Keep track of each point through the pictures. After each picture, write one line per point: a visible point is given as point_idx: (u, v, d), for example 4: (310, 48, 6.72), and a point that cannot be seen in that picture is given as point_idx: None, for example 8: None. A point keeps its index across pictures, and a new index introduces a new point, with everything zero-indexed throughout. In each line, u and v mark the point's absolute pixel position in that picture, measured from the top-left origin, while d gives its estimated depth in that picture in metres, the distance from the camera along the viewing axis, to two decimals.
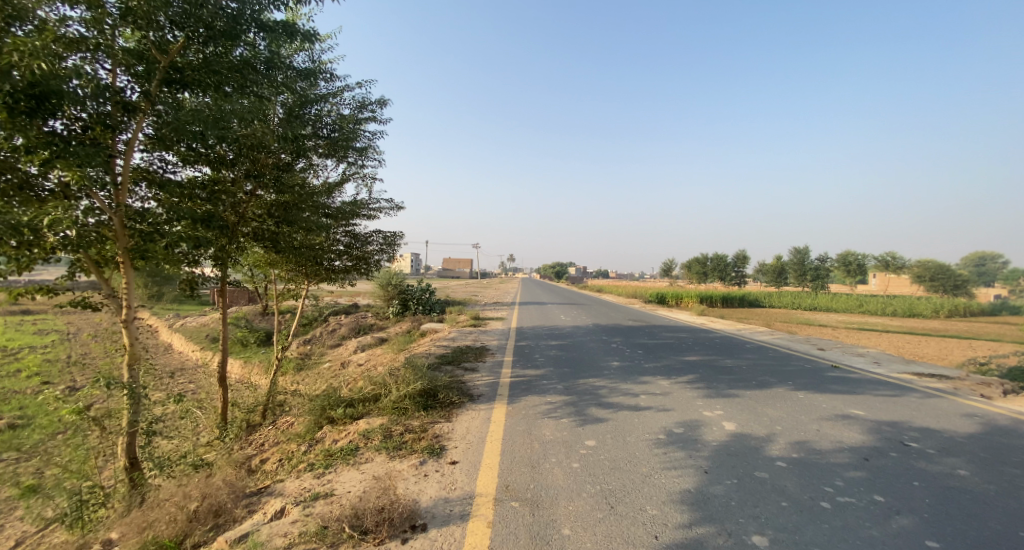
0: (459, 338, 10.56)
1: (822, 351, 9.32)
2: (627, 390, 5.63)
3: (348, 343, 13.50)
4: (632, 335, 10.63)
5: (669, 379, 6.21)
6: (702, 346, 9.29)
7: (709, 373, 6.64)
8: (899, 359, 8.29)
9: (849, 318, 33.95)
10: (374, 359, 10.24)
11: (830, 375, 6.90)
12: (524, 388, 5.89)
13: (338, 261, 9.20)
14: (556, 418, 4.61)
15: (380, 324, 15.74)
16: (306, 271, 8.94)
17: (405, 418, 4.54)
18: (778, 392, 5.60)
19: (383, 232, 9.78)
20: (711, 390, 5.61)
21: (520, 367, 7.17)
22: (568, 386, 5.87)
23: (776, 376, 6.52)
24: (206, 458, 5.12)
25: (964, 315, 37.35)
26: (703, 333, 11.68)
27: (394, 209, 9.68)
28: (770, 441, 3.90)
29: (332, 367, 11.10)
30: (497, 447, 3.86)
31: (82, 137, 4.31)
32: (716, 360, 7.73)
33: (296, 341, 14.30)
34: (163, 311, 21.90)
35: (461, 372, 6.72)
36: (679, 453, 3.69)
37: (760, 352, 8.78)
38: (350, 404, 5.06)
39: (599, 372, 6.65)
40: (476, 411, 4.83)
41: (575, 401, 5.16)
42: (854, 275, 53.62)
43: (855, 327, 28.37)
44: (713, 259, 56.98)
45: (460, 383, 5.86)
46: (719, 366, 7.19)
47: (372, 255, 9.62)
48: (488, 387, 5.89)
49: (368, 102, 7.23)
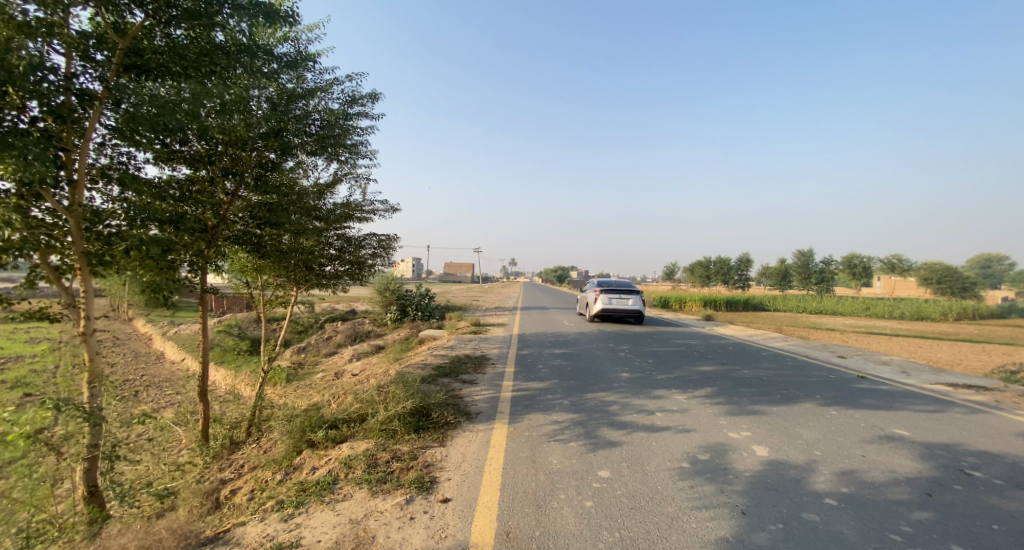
0: (458, 346, 10.06)
1: (842, 360, 8.76)
2: (640, 407, 5.12)
3: (344, 352, 12.99)
4: (640, 343, 10.10)
5: (685, 393, 5.69)
6: (716, 354, 8.76)
7: (728, 385, 6.12)
8: (928, 369, 7.73)
9: (858, 322, 33.29)
10: (369, 369, 9.74)
11: (859, 387, 6.36)
12: (527, 403, 5.39)
13: (329, 266, 8.76)
14: (563, 442, 4.10)
15: (378, 331, 15.22)
16: (296, 277, 8.47)
17: (393, 442, 4.03)
18: (808, 409, 5.06)
19: (378, 235, 9.26)
20: (733, 406, 5.09)
21: (522, 379, 6.66)
22: (575, 402, 5.35)
23: (802, 389, 5.99)
24: (175, 486, 4.62)
25: (974, 318, 36.64)
26: (714, 340, 11.13)
27: (389, 211, 9.22)
28: (812, 472, 3.38)
29: (326, 377, 10.58)
30: (497, 480, 3.35)
31: (32, 129, 3.75)
32: (732, 370, 7.19)
33: (290, 350, 13.81)
34: (159, 319, 21.50)
35: (459, 386, 6.21)
36: (707, 487, 3.17)
37: (778, 361, 8.24)
38: (334, 425, 4.56)
39: (608, 384, 6.14)
40: (473, 433, 4.33)
41: (584, 420, 4.64)
42: (860, 278, 53.00)
43: (864, 331, 27.76)
44: (717, 262, 56.40)
45: (457, 400, 5.35)
46: (737, 377, 6.66)
47: (366, 259, 9.13)
48: (487, 403, 5.38)
49: (359, 96, 6.76)
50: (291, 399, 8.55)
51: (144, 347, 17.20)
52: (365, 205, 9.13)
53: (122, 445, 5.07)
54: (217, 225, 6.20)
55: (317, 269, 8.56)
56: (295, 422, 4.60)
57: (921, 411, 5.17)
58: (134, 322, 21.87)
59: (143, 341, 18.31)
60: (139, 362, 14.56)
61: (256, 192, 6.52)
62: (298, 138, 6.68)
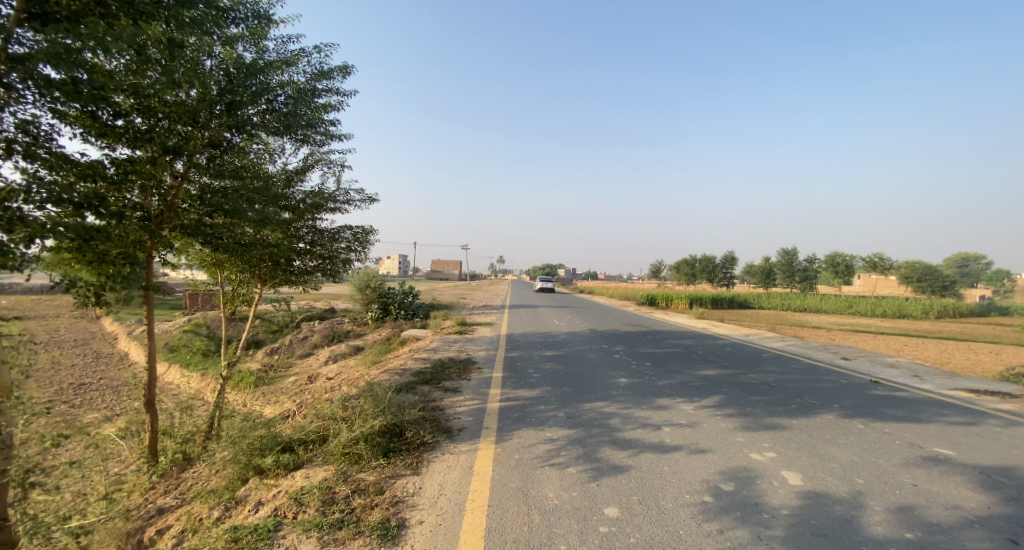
0: (441, 347, 9.39)
1: (847, 362, 8.29)
2: (644, 420, 4.52)
3: (320, 353, 12.24)
4: (635, 343, 9.53)
5: (691, 402, 5.12)
6: (716, 356, 8.23)
7: (737, 392, 5.56)
8: (942, 374, 7.27)
9: (843, 320, 33.32)
10: (345, 373, 9.05)
11: (875, 393, 5.86)
12: (516, 416, 4.76)
13: (298, 260, 8.00)
14: (559, 467, 3.48)
15: (357, 331, 14.47)
16: (261, 273, 7.71)
17: (357, 470, 3.38)
18: (831, 422, 4.51)
19: (354, 228, 8.53)
20: (749, 419, 4.51)
21: (510, 386, 6.03)
22: (571, 415, 4.73)
23: (817, 396, 5.45)
24: (98, 519, 3.91)
25: (953, 316, 37.02)
26: (710, 340, 10.62)
27: (365, 201, 8.52)
28: (862, 509, 2.80)
29: (298, 381, 9.84)
30: (481, 524, 2.71)
31: None
32: (738, 375, 6.64)
33: (263, 351, 12.99)
34: (125, 316, 20.54)
35: (439, 395, 5.55)
36: (741, 531, 2.57)
37: (782, 363, 7.73)
38: (289, 448, 3.87)
39: (605, 393, 5.53)
40: (454, 457, 3.69)
41: (582, 439, 4.02)
42: (842, 276, 53.56)
43: (849, 329, 27.76)
44: (703, 260, 56.42)
45: (436, 412, 4.70)
46: (744, 383, 6.11)
47: (340, 253, 8.39)
48: (471, 416, 4.74)
49: (328, 69, 6.03)
50: (256, 409, 7.81)
51: (107, 347, 16.19)
52: (338, 196, 8.41)
53: (41, 469, 4.34)
54: (160, 214, 5.48)
55: (285, 264, 7.79)
56: (242, 443, 3.91)
57: (953, 423, 4.65)
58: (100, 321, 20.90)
59: (108, 341, 17.27)
60: (99, 364, 13.62)
61: (210, 176, 5.75)
62: (257, 115, 5.93)
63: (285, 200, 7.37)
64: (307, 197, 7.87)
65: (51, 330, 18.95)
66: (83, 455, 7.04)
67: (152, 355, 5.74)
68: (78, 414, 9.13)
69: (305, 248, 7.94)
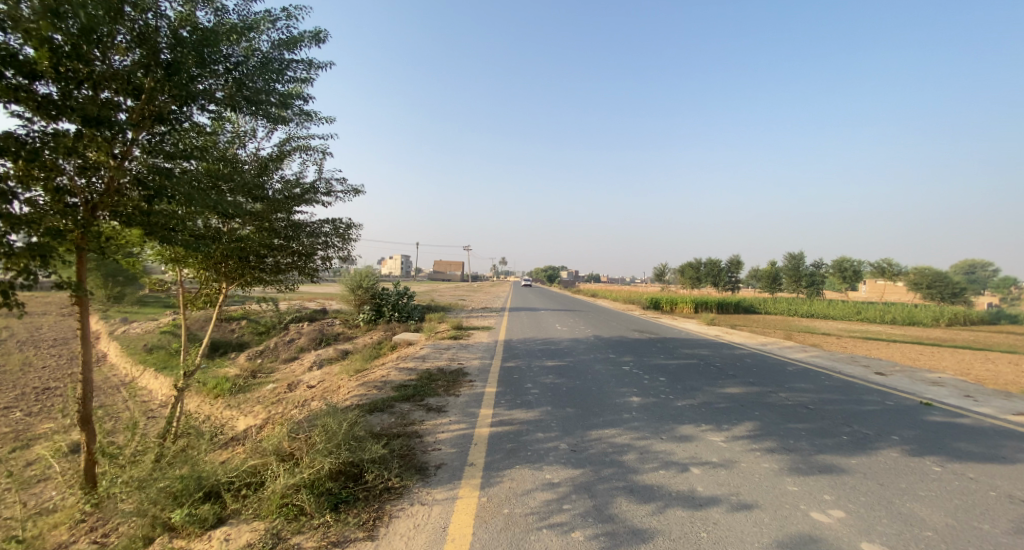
0: (431, 354, 8.56)
1: (884, 379, 7.41)
2: (666, 457, 3.66)
3: (305, 357, 11.45)
4: (645, 353, 8.69)
5: (720, 432, 4.27)
6: (736, 370, 7.35)
7: (772, 418, 4.70)
8: (997, 394, 6.38)
9: (852, 327, 32.28)
10: (326, 382, 8.27)
11: (932, 420, 4.99)
12: (509, 448, 3.90)
13: (270, 257, 7.15)
14: (560, 530, 2.63)
15: (347, 333, 13.67)
16: (225, 270, 6.90)
17: (292, 533, 2.55)
18: (899, 463, 3.64)
19: (336, 222, 7.68)
20: (797, 458, 3.64)
21: (504, 404, 5.19)
22: (576, 448, 3.88)
23: (868, 425, 4.58)
24: None
25: (965, 323, 35.98)
26: (725, 349, 9.75)
27: (349, 193, 7.70)
28: None
29: (277, 389, 9.07)
30: None
31: None
32: (767, 394, 5.76)
33: (245, 354, 12.19)
34: (112, 315, 19.78)
35: (418, 418, 4.71)
36: None
37: (813, 380, 6.85)
38: (216, 494, 3.06)
39: (616, 417, 4.69)
40: (425, 509, 2.86)
41: (590, 485, 3.17)
42: (849, 282, 52.57)
43: (860, 336, 26.81)
44: (707, 263, 55.41)
45: (410, 443, 3.86)
46: (777, 405, 5.24)
47: (318, 250, 7.55)
48: (453, 447, 3.90)
49: (298, 36, 5.21)
50: (221, 426, 7.02)
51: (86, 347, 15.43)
52: (320, 188, 7.59)
53: None
54: (91, 197, 4.74)
55: (254, 261, 6.96)
56: (157, 482, 3.10)
57: None
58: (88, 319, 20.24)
59: (89, 341, 16.50)
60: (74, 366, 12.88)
61: (154, 156, 4.99)
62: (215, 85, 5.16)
63: (254, 191, 6.57)
64: (282, 187, 7.06)
65: (33, 328, 18.24)
66: (24, 474, 6.26)
67: (86, 363, 4.96)
68: (33, 423, 8.35)
69: (279, 243, 7.11)
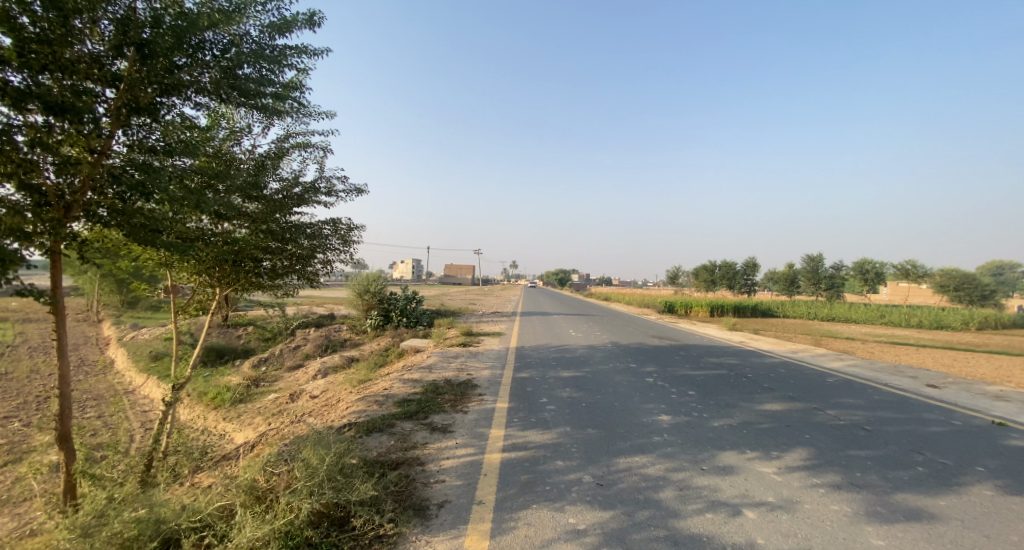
0: (439, 364, 8.05)
1: (938, 393, 6.72)
2: (712, 496, 3.08)
3: (311, 365, 11.02)
4: (669, 363, 8.09)
5: (770, 462, 3.68)
6: (772, 382, 6.73)
7: (827, 444, 4.08)
8: None
9: (877, 331, 31.06)
10: (329, 392, 7.81)
11: (1013, 444, 4.34)
12: (524, 480, 3.35)
13: (266, 260, 6.67)
14: None
15: (355, 340, 13.24)
16: (218, 274, 6.43)
17: None
18: (998, 506, 3.02)
19: (338, 223, 7.21)
20: (872, 499, 3.04)
21: (518, 423, 4.65)
22: (603, 482, 3.32)
23: (942, 453, 3.95)
24: None
25: (996, 327, 34.48)
26: (754, 358, 9.09)
27: (352, 193, 7.27)
28: None
29: (279, 399, 8.63)
30: None
31: None
32: (813, 412, 5.14)
33: (248, 361, 11.81)
34: (122, 322, 19.65)
35: (422, 440, 4.17)
36: None
37: (860, 394, 6.20)
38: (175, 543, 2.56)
39: (646, 441, 4.11)
40: None
41: (626, 534, 2.61)
42: (871, 284, 51.04)
43: (887, 340, 25.71)
44: (723, 266, 54.23)
45: (410, 476, 3.32)
46: (828, 427, 4.62)
47: (317, 253, 7.07)
48: (459, 480, 3.35)
49: (291, 20, 4.68)
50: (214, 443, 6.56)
51: (92, 354, 15.22)
52: (320, 188, 7.16)
53: None
54: (65, 196, 4.22)
55: (251, 265, 6.52)
56: (110, 526, 2.61)
57: None
58: (100, 325, 20.18)
59: (97, 348, 16.31)
60: (77, 372, 12.63)
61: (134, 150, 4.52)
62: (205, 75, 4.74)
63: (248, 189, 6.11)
64: (281, 186, 6.64)
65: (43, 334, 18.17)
66: (6, 493, 5.86)
67: (63, 379, 4.31)
68: (26, 435, 8.01)
69: (276, 246, 6.65)
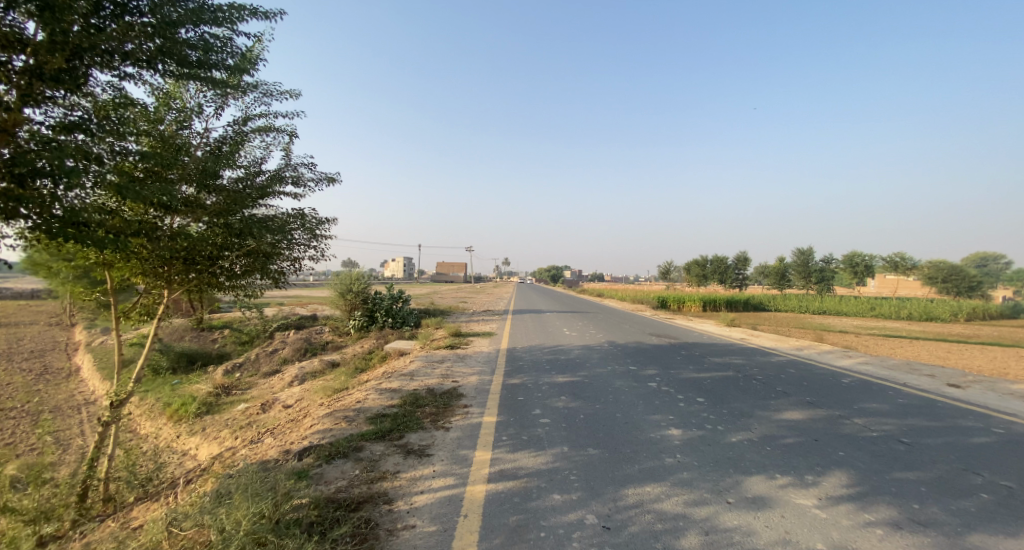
0: (422, 369, 7.40)
1: (962, 393, 6.21)
2: (747, 543, 2.47)
3: (287, 370, 10.31)
4: (671, 364, 7.51)
5: (807, 490, 3.08)
6: (785, 385, 6.18)
7: (868, 465, 3.50)
8: None
9: (869, 323, 30.88)
10: (302, 403, 7.12)
11: None
12: (513, 524, 2.71)
13: (223, 259, 5.94)
14: None
15: (336, 342, 12.54)
16: (168, 275, 5.71)
17: None
18: None
19: (308, 216, 6.50)
20: (943, 543, 2.44)
21: (507, 443, 4.01)
22: (610, 524, 2.69)
23: (1001, 474, 3.39)
24: None
25: (984, 318, 34.50)
26: (760, 357, 8.52)
27: (323, 181, 6.58)
28: None
29: (249, 410, 7.93)
30: None
31: None
32: (839, 421, 4.57)
33: (221, 367, 11.06)
34: (93, 326, 18.71)
35: (393, 469, 3.51)
36: None
37: (882, 397, 5.66)
38: None
39: (656, 465, 3.49)
40: None
41: None
42: (860, 277, 51.19)
43: (880, 334, 25.49)
44: (715, 260, 53.92)
45: (371, 525, 2.67)
46: (861, 440, 4.05)
47: (283, 250, 6.36)
48: (432, 525, 2.70)
49: None
50: (168, 464, 5.87)
51: (60, 360, 14.37)
52: (287, 177, 6.47)
53: None
54: None
55: (209, 264, 5.86)
56: None
57: None
58: (71, 330, 19.24)
59: (64, 353, 15.42)
60: (39, 381, 11.81)
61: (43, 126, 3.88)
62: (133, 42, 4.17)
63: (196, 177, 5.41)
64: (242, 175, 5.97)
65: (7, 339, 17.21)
66: None
67: None
68: None
69: (236, 243, 5.94)
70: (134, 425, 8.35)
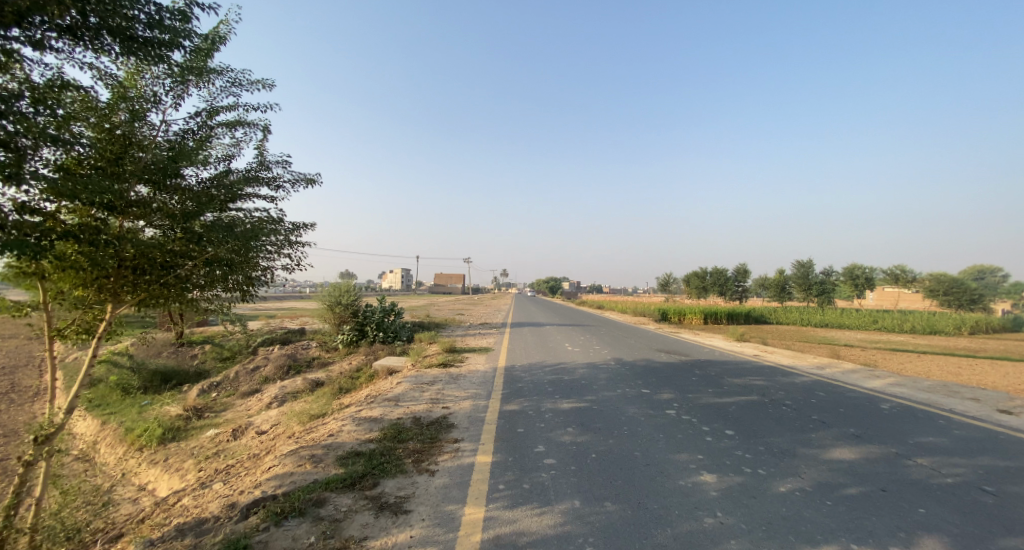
0: (410, 392, 6.61)
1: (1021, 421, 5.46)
2: None
3: (267, 390, 9.52)
4: (688, 387, 6.75)
5: None
6: (821, 412, 5.43)
7: (963, 530, 2.75)
8: None
9: (874, 337, 30.13)
10: (275, 430, 6.34)
11: None
12: None
13: (181, 268, 5.24)
14: None
15: (323, 358, 11.75)
16: (115, 288, 4.99)
17: None
18: None
19: (282, 221, 5.80)
20: None
21: (505, 495, 3.25)
22: None
23: None
24: None
25: (989, 330, 33.83)
26: (782, 378, 7.75)
27: (301, 182, 5.90)
28: None
29: (218, 436, 7.13)
30: None
31: None
32: (901, 462, 3.82)
33: (198, 386, 10.26)
34: None
35: (358, 534, 2.75)
36: None
37: (937, 428, 4.91)
38: None
39: (694, 530, 2.73)
40: None
41: None
42: (861, 290, 50.64)
43: (887, 347, 24.78)
44: (715, 272, 53.17)
45: None
46: (938, 490, 3.30)
47: (252, 258, 5.64)
48: None
49: None
50: (112, 507, 5.09)
51: (30, 378, 13.50)
52: (261, 178, 5.80)
53: None
54: None
55: (164, 274, 5.15)
56: None
57: None
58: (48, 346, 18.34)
59: (37, 371, 14.54)
60: (1, 401, 10.97)
61: None
62: (67, 14, 3.53)
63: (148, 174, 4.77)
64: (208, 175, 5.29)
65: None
66: None
67: None
68: None
69: (196, 251, 5.23)
70: (93, 455, 7.53)
